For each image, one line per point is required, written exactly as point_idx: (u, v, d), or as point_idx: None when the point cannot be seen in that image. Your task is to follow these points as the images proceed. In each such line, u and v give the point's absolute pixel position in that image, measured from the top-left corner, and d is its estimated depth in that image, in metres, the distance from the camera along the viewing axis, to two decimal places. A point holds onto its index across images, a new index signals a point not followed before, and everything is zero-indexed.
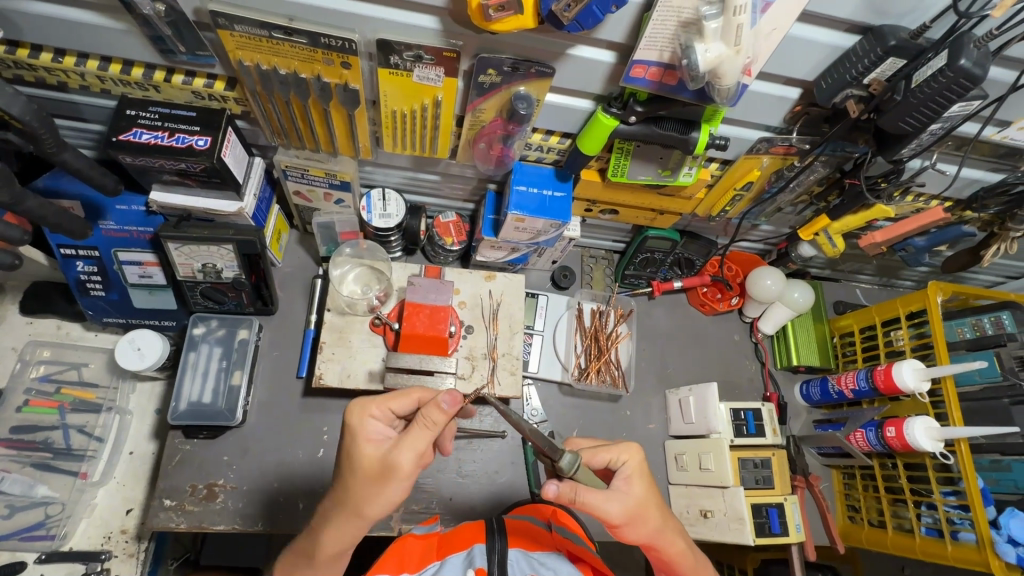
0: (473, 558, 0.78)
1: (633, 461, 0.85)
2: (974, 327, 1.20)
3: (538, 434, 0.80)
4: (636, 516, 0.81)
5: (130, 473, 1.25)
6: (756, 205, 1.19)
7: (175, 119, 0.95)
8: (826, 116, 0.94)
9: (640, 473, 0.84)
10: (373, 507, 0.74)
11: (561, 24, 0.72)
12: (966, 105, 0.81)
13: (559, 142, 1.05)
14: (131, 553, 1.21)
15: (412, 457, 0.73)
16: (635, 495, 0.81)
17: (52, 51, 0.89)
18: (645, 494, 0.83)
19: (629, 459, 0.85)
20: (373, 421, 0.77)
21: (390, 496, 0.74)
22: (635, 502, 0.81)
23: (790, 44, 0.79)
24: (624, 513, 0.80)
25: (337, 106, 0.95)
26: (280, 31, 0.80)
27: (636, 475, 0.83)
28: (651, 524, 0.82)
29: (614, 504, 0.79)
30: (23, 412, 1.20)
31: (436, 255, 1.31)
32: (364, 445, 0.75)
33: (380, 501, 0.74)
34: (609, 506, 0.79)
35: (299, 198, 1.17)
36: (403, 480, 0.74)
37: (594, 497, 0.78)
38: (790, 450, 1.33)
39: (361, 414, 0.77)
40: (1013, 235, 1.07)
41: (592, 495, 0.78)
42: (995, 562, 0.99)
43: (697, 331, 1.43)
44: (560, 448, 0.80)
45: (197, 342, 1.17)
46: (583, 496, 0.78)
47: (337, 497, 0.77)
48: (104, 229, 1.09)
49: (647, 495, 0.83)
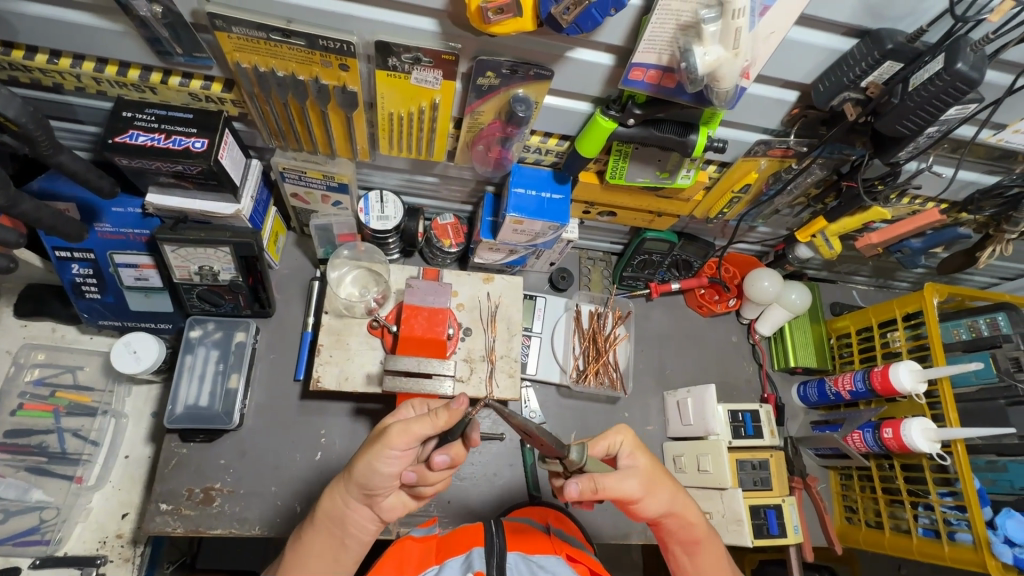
0: (471, 561, 0.77)
1: (629, 440, 0.89)
2: (970, 328, 1.20)
3: (546, 433, 0.77)
4: (652, 488, 0.85)
5: (126, 477, 1.24)
6: (754, 207, 1.19)
7: (171, 121, 0.94)
8: (823, 118, 0.94)
9: (639, 446, 0.89)
10: (363, 470, 0.80)
11: (560, 27, 0.72)
12: (962, 108, 0.81)
13: (557, 144, 1.05)
14: (127, 557, 1.20)
15: (401, 433, 0.78)
16: (643, 468, 0.87)
17: (47, 53, 0.89)
18: (651, 466, 0.88)
19: (626, 438, 0.89)
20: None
21: (379, 464, 0.79)
22: (645, 474, 0.86)
23: (788, 47, 0.80)
24: (641, 487, 0.84)
25: (335, 108, 0.94)
26: (279, 33, 0.80)
27: (637, 451, 0.88)
28: (666, 490, 0.87)
29: (631, 481, 0.83)
30: (16, 415, 1.19)
31: (434, 257, 1.30)
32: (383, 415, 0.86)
33: (370, 465, 0.79)
34: (627, 483, 0.83)
35: (296, 200, 1.16)
36: (388, 450, 0.78)
37: (612, 479, 0.81)
38: (787, 451, 1.33)
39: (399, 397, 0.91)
40: (1008, 237, 1.08)
41: (609, 478, 0.81)
42: (992, 562, 1.00)
43: (695, 332, 1.43)
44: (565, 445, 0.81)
45: (194, 345, 1.17)
46: (602, 481, 0.80)
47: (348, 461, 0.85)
48: (100, 231, 1.08)
49: (653, 465, 0.88)
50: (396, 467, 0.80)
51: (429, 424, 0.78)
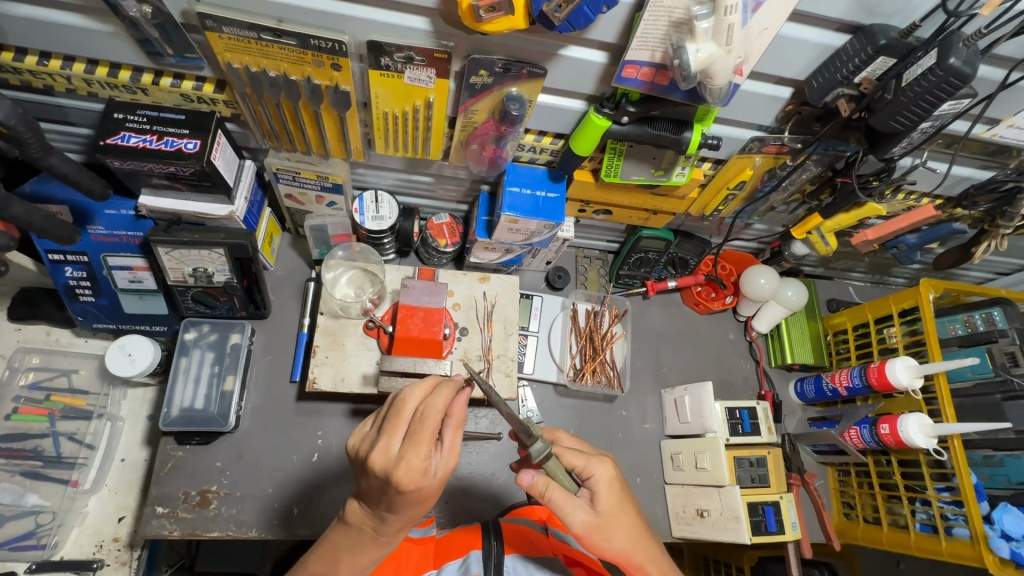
0: (469, 565, 0.78)
1: (603, 474, 0.81)
2: (966, 323, 1.19)
3: (519, 420, 0.78)
4: (602, 528, 0.79)
5: (122, 480, 1.23)
6: (750, 204, 1.20)
7: (164, 122, 0.94)
8: (817, 115, 0.94)
9: (610, 485, 0.80)
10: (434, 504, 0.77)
11: (553, 25, 0.72)
12: (956, 103, 0.81)
13: (551, 142, 1.05)
14: (124, 561, 1.20)
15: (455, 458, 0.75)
16: (601, 508, 0.79)
17: (37, 54, 0.88)
18: (615, 507, 0.80)
19: (601, 472, 0.81)
20: (409, 462, 0.69)
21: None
22: (602, 514, 0.79)
23: (782, 43, 0.79)
24: (589, 525, 0.79)
25: (328, 108, 0.94)
26: (269, 32, 0.79)
27: (605, 487, 0.80)
28: (624, 533, 0.80)
29: (580, 514, 0.78)
30: (11, 420, 1.19)
31: (430, 257, 1.30)
32: (434, 484, 0.72)
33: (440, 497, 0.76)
34: (575, 516, 0.78)
35: (291, 201, 1.16)
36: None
37: (562, 499, 0.78)
38: (785, 449, 1.31)
39: (413, 465, 0.69)
40: (1002, 232, 1.08)
41: (560, 496, 0.77)
42: (989, 557, 1.00)
43: (692, 330, 1.43)
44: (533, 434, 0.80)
45: (189, 347, 1.16)
46: (552, 492, 0.77)
47: (402, 517, 0.75)
48: (93, 233, 1.07)
49: (617, 507, 0.80)
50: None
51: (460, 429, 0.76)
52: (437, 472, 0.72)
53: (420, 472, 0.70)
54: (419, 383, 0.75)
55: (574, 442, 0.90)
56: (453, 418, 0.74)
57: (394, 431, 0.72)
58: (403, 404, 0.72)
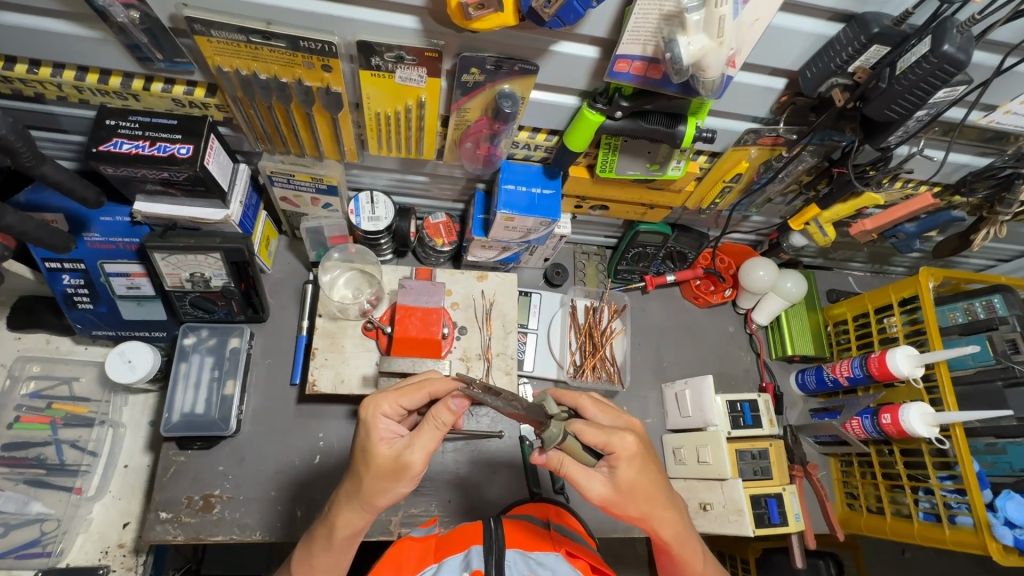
0: (470, 560, 0.77)
1: (625, 449, 0.78)
2: (966, 312, 1.19)
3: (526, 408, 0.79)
4: (623, 498, 0.79)
5: (126, 486, 1.24)
6: (746, 196, 1.20)
7: (156, 128, 0.94)
8: (812, 105, 0.93)
9: (633, 459, 0.78)
10: (384, 497, 0.79)
11: (543, 21, 0.71)
12: (952, 90, 0.81)
13: (546, 139, 1.04)
14: (129, 566, 1.19)
15: (422, 457, 0.77)
16: (622, 481, 0.78)
17: (27, 63, 0.88)
18: (636, 480, 0.78)
19: (623, 446, 0.78)
20: (380, 411, 0.80)
21: (399, 490, 0.79)
22: (622, 487, 0.78)
23: (776, 33, 0.79)
24: (608, 495, 0.79)
25: (320, 110, 0.94)
26: (259, 35, 0.79)
27: (626, 461, 0.78)
28: (644, 501, 0.80)
29: (596, 485, 0.79)
30: (13, 429, 1.18)
31: (428, 257, 1.30)
32: (370, 441, 0.79)
33: (391, 494, 0.79)
34: (591, 487, 0.79)
35: (286, 204, 1.16)
36: (414, 476, 0.78)
37: (577, 471, 0.79)
38: (786, 440, 1.33)
39: (377, 410, 0.80)
40: (1002, 218, 1.08)
41: (575, 468, 0.79)
42: (993, 545, 1.00)
43: (691, 324, 1.43)
44: (547, 417, 0.80)
45: (188, 352, 1.16)
46: (568, 466, 0.79)
47: (348, 485, 0.81)
48: (89, 241, 1.07)
49: (639, 478, 0.78)
50: (412, 482, 0.79)
51: (439, 435, 0.78)
52: (384, 442, 0.78)
53: (373, 414, 0.80)
54: (464, 378, 0.81)
55: (598, 412, 0.88)
56: (432, 417, 0.77)
57: (412, 394, 0.82)
58: (428, 379, 0.85)
